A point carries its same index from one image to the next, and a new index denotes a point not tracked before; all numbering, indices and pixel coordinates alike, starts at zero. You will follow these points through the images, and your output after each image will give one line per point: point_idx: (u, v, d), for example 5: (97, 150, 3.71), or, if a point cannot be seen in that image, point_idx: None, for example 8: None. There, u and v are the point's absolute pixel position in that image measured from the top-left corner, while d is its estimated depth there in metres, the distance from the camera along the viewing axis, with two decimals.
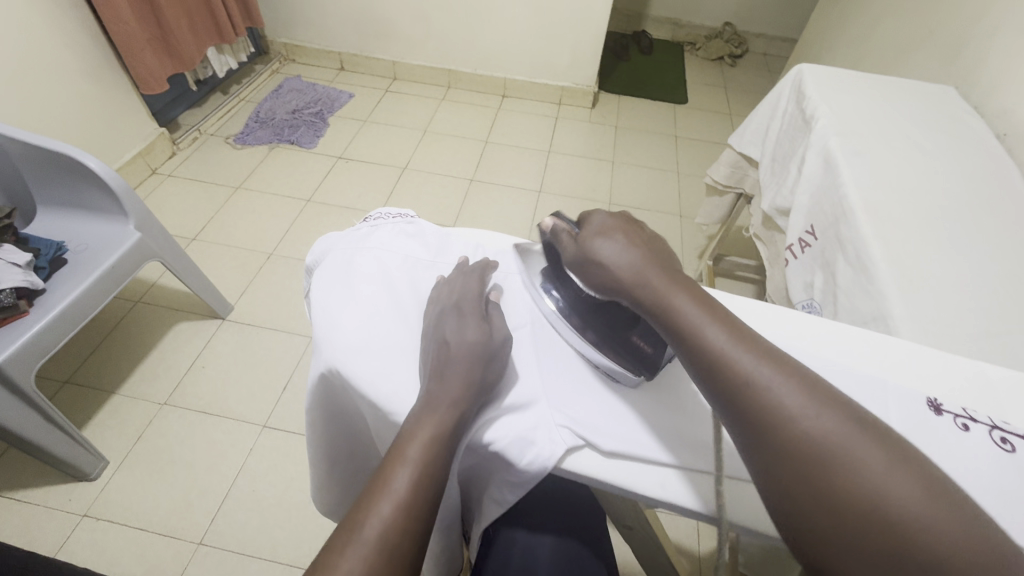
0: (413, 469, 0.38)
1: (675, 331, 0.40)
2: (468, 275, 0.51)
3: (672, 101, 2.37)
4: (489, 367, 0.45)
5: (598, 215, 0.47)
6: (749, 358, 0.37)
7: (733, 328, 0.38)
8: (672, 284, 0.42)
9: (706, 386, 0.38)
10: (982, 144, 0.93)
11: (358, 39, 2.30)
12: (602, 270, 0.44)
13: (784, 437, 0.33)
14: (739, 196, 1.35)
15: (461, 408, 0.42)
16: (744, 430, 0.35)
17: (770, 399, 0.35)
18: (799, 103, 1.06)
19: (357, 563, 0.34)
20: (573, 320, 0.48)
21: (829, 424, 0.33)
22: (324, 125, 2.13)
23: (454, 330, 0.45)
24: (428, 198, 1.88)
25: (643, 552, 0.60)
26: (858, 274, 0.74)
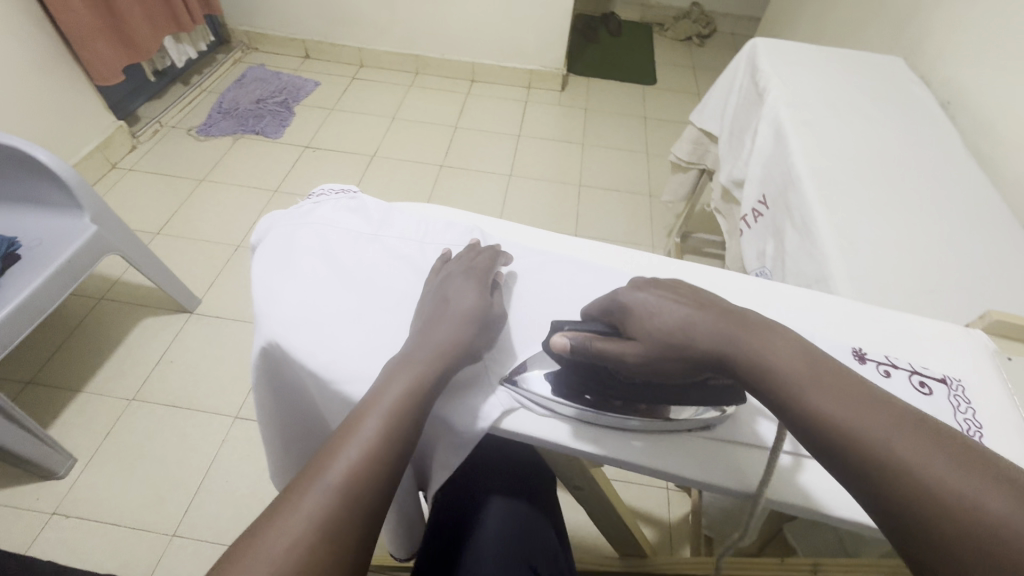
0: (384, 419, 0.40)
1: (772, 398, 0.35)
2: (479, 254, 0.52)
3: (641, 83, 2.38)
4: (478, 334, 0.46)
5: (629, 295, 0.42)
6: (875, 429, 0.31)
7: (848, 393, 0.33)
8: (760, 344, 0.36)
9: (827, 465, 0.33)
10: (927, 112, 0.96)
11: (322, 26, 2.26)
12: (665, 350, 0.38)
13: (944, 527, 0.28)
14: (702, 172, 1.37)
15: (440, 370, 0.43)
16: (886, 517, 0.30)
17: (913, 479, 0.29)
18: (753, 77, 1.08)
19: (322, 497, 0.36)
20: (617, 404, 0.43)
21: (1002, 508, 0.27)
22: (290, 114, 2.09)
23: (456, 299, 0.47)
24: (398, 186, 1.87)
25: (596, 512, 0.62)
26: (803, 238, 0.76)
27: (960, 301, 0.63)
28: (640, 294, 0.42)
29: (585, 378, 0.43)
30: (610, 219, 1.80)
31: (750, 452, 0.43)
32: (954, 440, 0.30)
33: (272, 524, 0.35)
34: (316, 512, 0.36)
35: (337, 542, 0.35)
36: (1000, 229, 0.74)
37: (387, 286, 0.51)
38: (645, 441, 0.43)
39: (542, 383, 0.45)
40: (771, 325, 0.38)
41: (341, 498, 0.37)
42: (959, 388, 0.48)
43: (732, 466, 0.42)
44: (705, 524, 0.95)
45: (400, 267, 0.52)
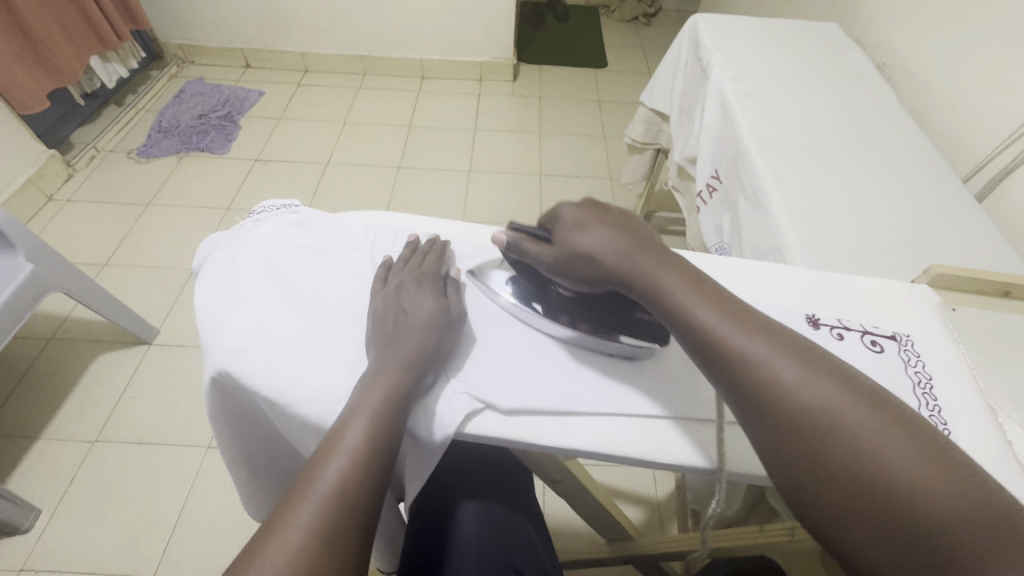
0: (369, 424, 0.39)
1: (668, 312, 0.40)
2: (427, 255, 0.51)
3: (591, 66, 2.38)
4: (445, 336, 0.46)
5: (564, 208, 0.46)
6: (747, 335, 0.37)
7: (727, 306, 0.39)
8: (661, 266, 0.41)
9: (702, 363, 0.38)
10: (863, 74, 0.99)
11: (259, 32, 2.18)
12: (580, 261, 0.43)
13: (791, 410, 0.34)
14: (658, 152, 1.37)
15: (412, 370, 0.43)
16: (744, 402, 0.36)
17: (768, 370, 0.35)
18: (696, 54, 1.08)
19: (315, 511, 0.35)
20: (563, 319, 0.47)
21: (830, 398, 0.33)
22: (235, 128, 2.02)
23: (411, 301, 0.47)
24: (356, 192, 1.83)
25: (578, 502, 0.63)
26: (756, 210, 0.77)
27: (907, 257, 0.66)
28: (571, 210, 0.46)
29: (532, 286, 0.49)
30: None
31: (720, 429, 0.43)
32: (812, 354, 0.36)
33: (267, 545, 0.34)
34: (314, 528, 0.35)
35: (339, 552, 0.35)
36: (939, 184, 0.77)
37: (337, 300, 0.49)
38: (616, 428, 0.43)
39: (504, 285, 0.50)
40: (677, 255, 0.43)
41: (336, 509, 0.36)
42: (909, 343, 0.49)
43: (707, 443, 0.43)
44: (690, 498, 0.97)
45: (350, 279, 0.51)
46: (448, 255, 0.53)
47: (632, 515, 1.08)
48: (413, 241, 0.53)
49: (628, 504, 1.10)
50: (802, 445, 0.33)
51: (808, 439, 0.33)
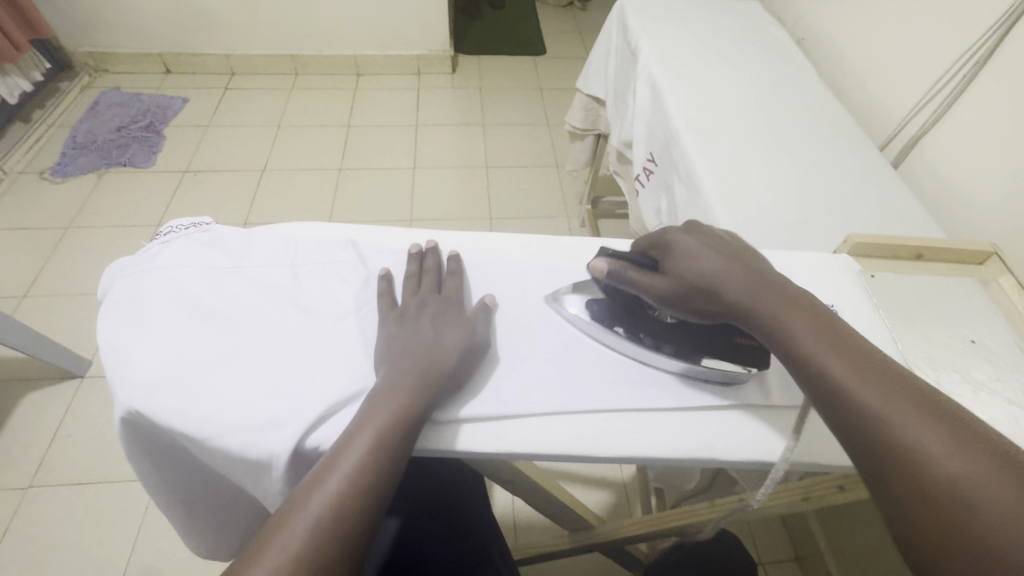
0: (373, 442, 0.38)
1: (784, 352, 0.39)
2: (438, 280, 0.50)
3: (530, 54, 2.37)
4: (466, 364, 0.43)
5: (676, 234, 0.44)
6: (879, 387, 0.34)
7: (859, 356, 0.36)
8: (786, 305, 0.39)
9: (825, 413, 0.36)
10: (785, 50, 1.01)
11: (176, 35, 2.05)
12: (693, 289, 0.42)
13: (912, 473, 0.31)
14: (598, 137, 1.38)
15: (424, 391, 0.40)
16: (860, 453, 0.34)
17: (895, 429, 0.32)
18: (625, 38, 1.09)
19: (304, 537, 0.34)
20: (646, 340, 0.45)
21: (962, 464, 0.30)
22: (159, 138, 1.90)
23: (446, 334, 0.44)
24: (296, 198, 1.76)
25: (535, 499, 0.63)
26: (689, 191, 0.78)
27: (830, 228, 0.68)
28: (683, 236, 0.44)
29: (620, 310, 0.46)
30: (523, 196, 1.79)
31: (661, 418, 0.44)
32: (952, 415, 0.33)
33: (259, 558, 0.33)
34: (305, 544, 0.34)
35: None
36: (859, 154, 0.80)
37: (257, 321, 0.46)
38: (555, 427, 0.43)
39: (577, 304, 0.48)
40: (809, 298, 0.40)
41: (332, 524, 0.35)
42: None
43: (651, 432, 0.43)
44: (653, 478, 1.00)
45: (270, 298, 0.47)
46: (464, 277, 0.51)
47: (600, 500, 1.10)
48: (418, 250, 0.52)
49: (595, 489, 1.11)
50: (926, 514, 0.30)
51: (939, 509, 0.30)
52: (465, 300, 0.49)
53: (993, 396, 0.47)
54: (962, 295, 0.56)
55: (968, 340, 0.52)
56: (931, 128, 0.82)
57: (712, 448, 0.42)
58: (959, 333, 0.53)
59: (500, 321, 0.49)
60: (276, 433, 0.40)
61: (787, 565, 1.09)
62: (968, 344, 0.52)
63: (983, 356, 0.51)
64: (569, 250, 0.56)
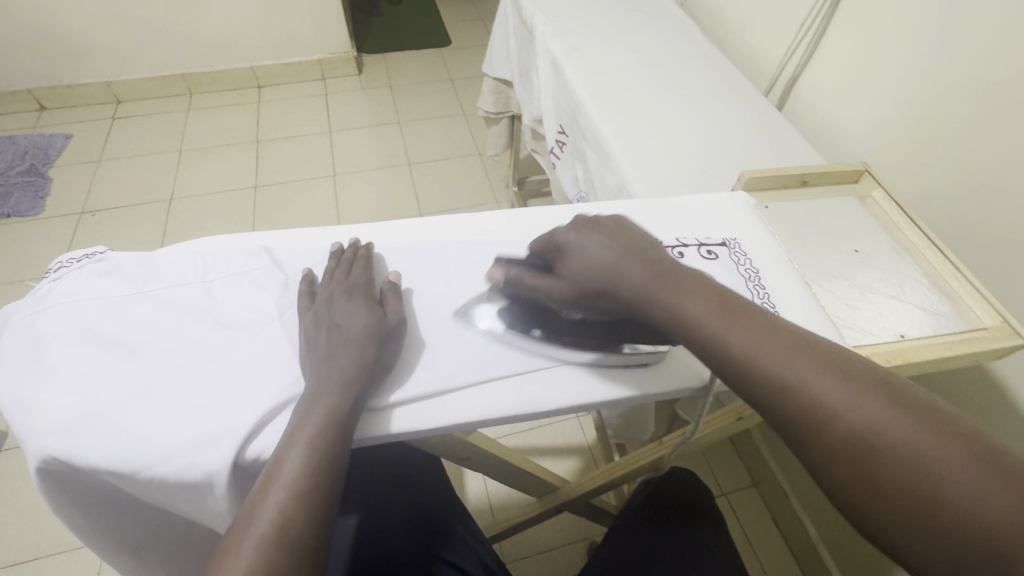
0: (309, 449, 0.37)
1: (689, 336, 0.37)
2: (350, 266, 0.49)
3: (436, 46, 2.34)
4: (385, 347, 0.44)
5: (561, 238, 0.45)
6: (780, 353, 0.33)
7: (755, 325, 0.35)
8: (679, 286, 0.38)
9: (745, 398, 0.35)
10: (669, 12, 1.07)
11: (46, 67, 1.87)
12: (593, 291, 0.42)
13: (832, 434, 0.30)
14: (512, 118, 1.39)
15: (350, 389, 0.40)
16: (781, 426, 0.33)
17: (810, 395, 0.32)
18: (520, 17, 1.10)
19: (252, 558, 0.33)
20: (566, 340, 0.45)
21: (875, 417, 0.30)
22: (45, 181, 1.74)
23: (356, 323, 0.44)
24: (214, 223, 1.67)
25: (497, 471, 0.65)
26: (601, 157, 0.81)
27: (727, 171, 0.73)
28: (575, 234, 0.44)
29: (530, 315, 0.46)
30: (451, 188, 1.79)
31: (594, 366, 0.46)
32: (851, 366, 0.32)
33: None
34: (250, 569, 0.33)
35: None
36: (746, 100, 0.86)
37: (173, 344, 0.44)
38: (494, 393, 0.44)
39: (494, 317, 0.47)
40: (699, 275, 0.39)
41: (280, 538, 0.34)
42: (737, 245, 0.55)
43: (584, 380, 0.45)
44: (614, 435, 1.03)
45: (183, 318, 0.45)
46: (376, 261, 0.52)
47: (570, 466, 1.14)
48: (335, 250, 0.51)
49: (563, 457, 1.15)
50: (849, 471, 0.30)
51: (864, 468, 0.29)
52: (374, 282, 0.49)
53: (876, 295, 0.53)
54: (845, 213, 0.62)
55: (853, 250, 0.58)
56: (803, 70, 0.90)
57: (642, 386, 0.45)
58: (844, 245, 0.58)
59: (424, 304, 0.49)
60: (210, 451, 0.38)
61: (747, 492, 1.17)
62: (853, 254, 0.58)
63: (866, 263, 0.57)
64: (489, 225, 0.57)
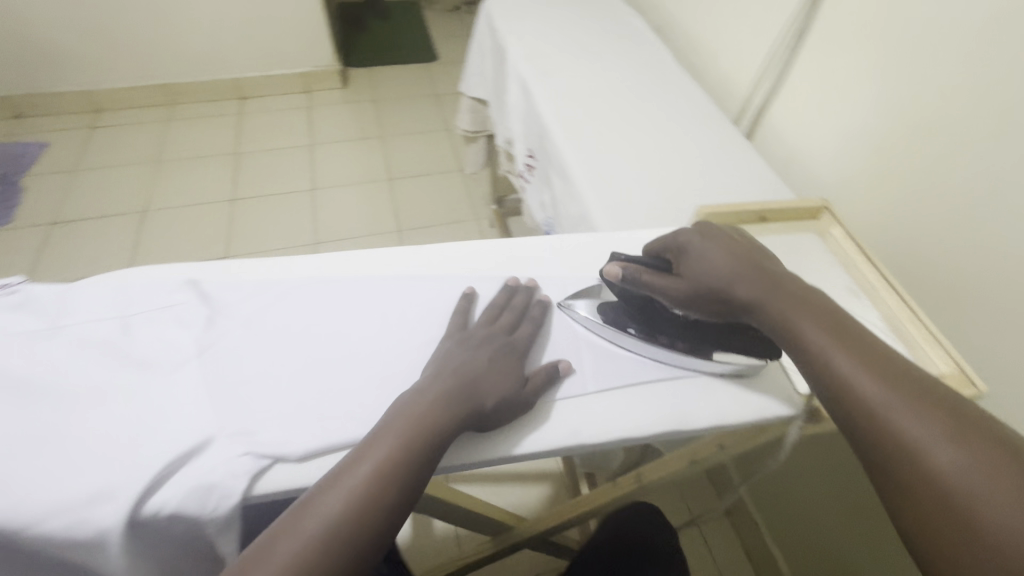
0: (372, 473, 0.37)
1: (796, 351, 0.41)
2: (522, 317, 0.50)
3: (423, 61, 2.34)
4: (502, 410, 0.44)
5: (687, 236, 0.48)
6: (878, 379, 0.36)
7: (856, 345, 0.38)
8: (795, 306, 0.41)
9: (832, 412, 0.38)
10: (644, 37, 1.06)
11: (23, 75, 1.85)
12: (711, 291, 0.45)
13: (908, 464, 0.33)
14: (491, 138, 1.38)
15: (441, 434, 0.39)
16: (861, 444, 0.36)
17: (894, 422, 0.34)
18: (494, 39, 1.10)
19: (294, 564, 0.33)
20: (662, 339, 0.48)
21: (952, 460, 0.32)
22: (17, 190, 1.71)
23: (497, 368, 0.45)
24: (187, 237, 1.64)
25: (444, 513, 0.62)
26: (565, 184, 0.80)
27: (691, 202, 0.72)
28: (699, 236, 0.47)
29: (630, 311, 0.50)
30: (431, 204, 1.77)
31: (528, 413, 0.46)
32: (950, 409, 0.34)
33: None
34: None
35: None
36: (713, 128, 0.85)
37: (82, 384, 0.42)
38: None
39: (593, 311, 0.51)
40: (823, 299, 0.42)
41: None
42: None
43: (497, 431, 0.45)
44: (581, 464, 1.02)
45: (96, 356, 0.43)
46: (545, 320, 0.52)
47: (537, 495, 1.11)
48: (512, 284, 0.53)
49: (532, 485, 1.12)
50: (913, 500, 0.33)
51: (930, 500, 0.32)
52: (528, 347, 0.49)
53: None
54: (804, 249, 0.61)
55: None
56: (773, 99, 0.89)
57: (579, 436, 0.45)
58: None
59: (362, 343, 0.47)
60: (106, 505, 0.36)
61: (720, 522, 1.14)
62: None
63: None
64: (436, 259, 0.56)
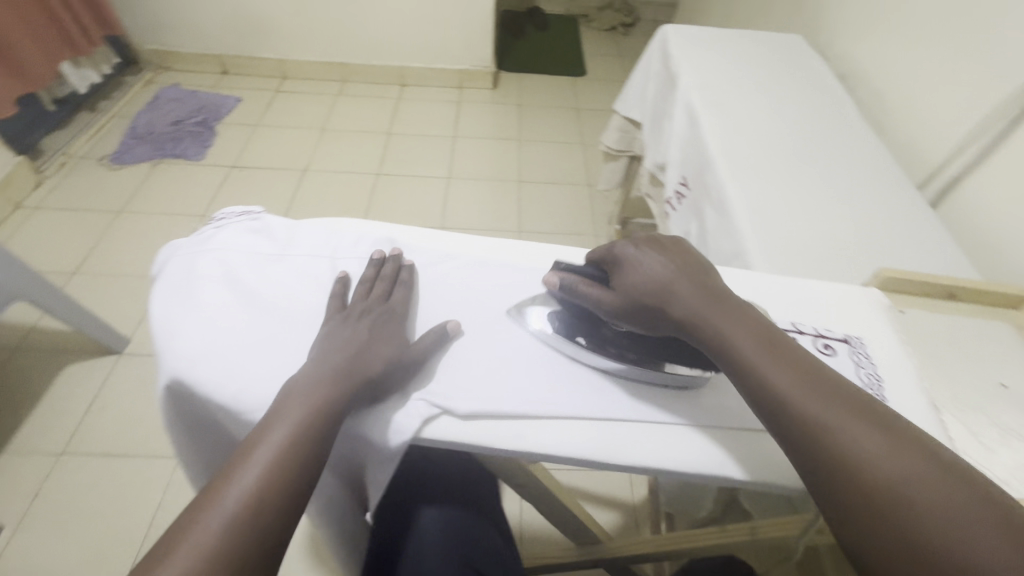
0: (289, 434, 0.38)
1: (735, 369, 0.39)
2: (398, 286, 0.50)
3: (570, 75, 2.41)
4: (396, 368, 0.44)
5: (622, 246, 0.46)
6: (820, 397, 0.35)
7: (793, 360, 0.38)
8: (730, 322, 0.40)
9: (775, 435, 0.37)
10: (828, 84, 1.02)
11: (236, 39, 2.17)
12: (642, 305, 0.43)
13: (861, 484, 0.32)
14: (632, 159, 1.40)
15: (344, 385, 0.42)
16: (808, 470, 0.35)
17: (842, 441, 0.34)
18: (666, 64, 1.11)
19: (229, 514, 0.35)
20: (611, 350, 0.46)
21: (906, 471, 0.32)
22: (212, 134, 2.00)
23: (378, 338, 0.46)
24: (333, 198, 1.82)
25: (547, 509, 0.63)
26: (721, 217, 0.79)
27: (864, 262, 0.68)
28: (634, 246, 0.46)
29: (579, 320, 0.48)
30: (553, 212, 1.82)
31: (677, 431, 0.44)
32: (888, 424, 0.34)
33: (184, 536, 0.34)
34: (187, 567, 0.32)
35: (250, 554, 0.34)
36: (895, 189, 0.79)
37: (296, 305, 0.49)
38: (572, 431, 0.43)
39: (545, 319, 0.49)
40: (756, 314, 0.42)
41: (235, 526, 0.34)
42: (859, 345, 0.50)
43: (621, 438, 0.43)
44: (665, 502, 0.99)
45: (308, 285, 0.50)
46: (413, 288, 0.52)
47: (609, 520, 1.09)
48: (377, 258, 0.52)
49: (605, 509, 1.10)
50: (872, 522, 0.32)
51: (887, 522, 0.31)
52: (411, 312, 0.50)
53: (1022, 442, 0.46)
54: (999, 339, 0.55)
55: (998, 384, 0.52)
56: (972, 170, 0.82)
57: (726, 466, 0.43)
58: (988, 376, 0.52)
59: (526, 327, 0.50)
60: None
61: None
62: (997, 388, 0.51)
63: (1013, 402, 0.50)
64: None
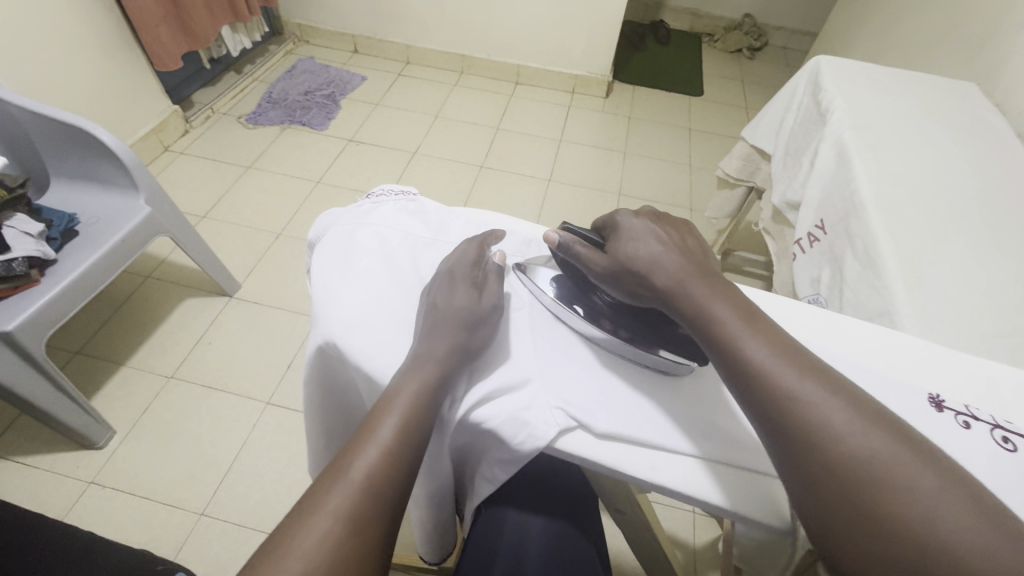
0: (399, 421, 0.38)
1: (715, 341, 0.39)
2: (470, 242, 0.51)
3: (687, 93, 2.34)
4: (476, 332, 0.45)
5: (622, 218, 0.47)
6: (794, 369, 0.36)
7: (771, 334, 0.38)
8: (715, 293, 0.41)
9: (746, 407, 0.37)
10: (1004, 142, 0.91)
11: (371, 21, 2.29)
12: (633, 275, 0.44)
13: (827, 455, 0.33)
14: (750, 190, 1.33)
15: (446, 367, 0.42)
16: (779, 444, 0.35)
17: (816, 414, 0.34)
18: (815, 96, 1.05)
19: (346, 498, 0.35)
20: (604, 324, 0.47)
21: (874, 444, 0.32)
22: (336, 107, 2.13)
23: (448, 289, 0.46)
24: (436, 184, 1.88)
25: (637, 541, 0.61)
26: (865, 269, 0.73)
27: None
28: (633, 217, 0.47)
29: (576, 288, 0.49)
30: None
31: None
32: (854, 398, 0.35)
33: (303, 523, 0.34)
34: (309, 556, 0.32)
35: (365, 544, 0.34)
36: None
37: None
38: (711, 474, 0.41)
39: (549, 285, 0.50)
40: (735, 288, 0.42)
41: (354, 517, 0.34)
42: None
43: (736, 487, 0.40)
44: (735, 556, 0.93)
45: None
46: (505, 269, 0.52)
47: None
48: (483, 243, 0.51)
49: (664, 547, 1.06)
50: (836, 494, 0.32)
51: (848, 492, 0.32)
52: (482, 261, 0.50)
53: None
54: None
55: None
56: None
57: None
58: None
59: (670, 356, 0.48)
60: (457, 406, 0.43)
61: None
62: None
63: None
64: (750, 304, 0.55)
